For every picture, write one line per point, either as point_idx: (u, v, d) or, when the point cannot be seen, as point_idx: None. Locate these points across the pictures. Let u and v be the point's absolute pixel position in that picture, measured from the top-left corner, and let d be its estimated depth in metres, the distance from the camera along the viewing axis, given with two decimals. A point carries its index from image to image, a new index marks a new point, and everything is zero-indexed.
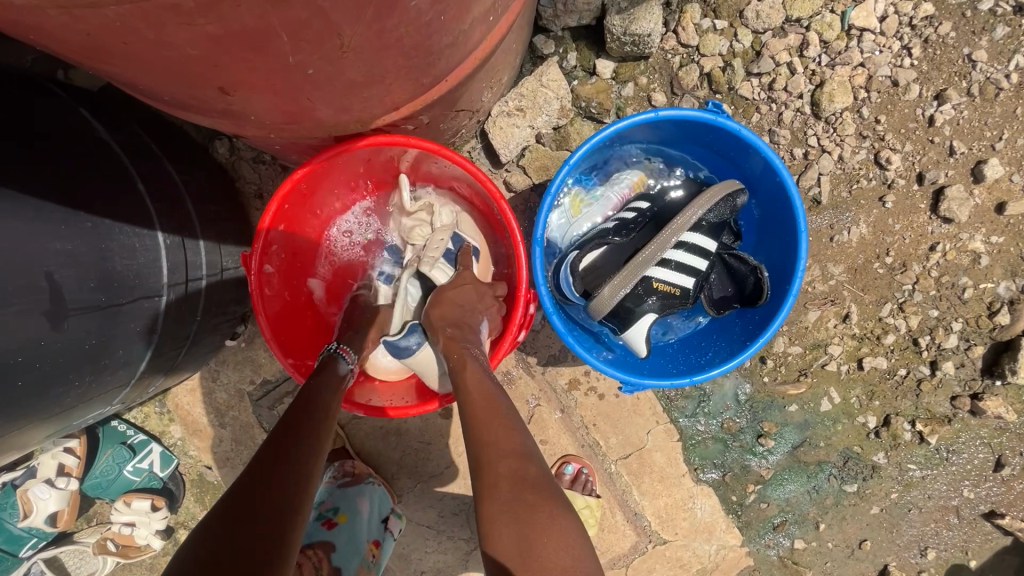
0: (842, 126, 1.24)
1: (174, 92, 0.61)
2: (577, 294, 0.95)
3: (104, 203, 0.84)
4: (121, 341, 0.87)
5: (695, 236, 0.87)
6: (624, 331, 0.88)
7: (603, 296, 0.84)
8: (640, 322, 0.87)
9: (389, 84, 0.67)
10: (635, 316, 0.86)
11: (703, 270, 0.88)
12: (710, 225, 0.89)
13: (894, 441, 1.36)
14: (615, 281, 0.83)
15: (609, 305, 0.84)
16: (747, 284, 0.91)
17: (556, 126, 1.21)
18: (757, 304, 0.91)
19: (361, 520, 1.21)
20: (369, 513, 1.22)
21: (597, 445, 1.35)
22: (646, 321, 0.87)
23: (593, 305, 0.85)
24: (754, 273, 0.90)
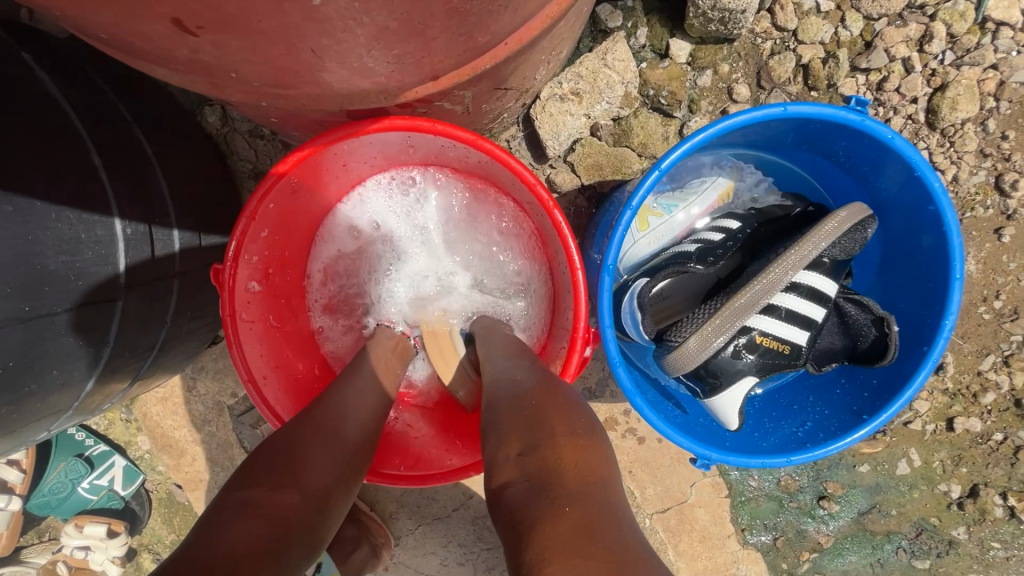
0: (962, 140, 1.02)
1: (112, 29, 0.41)
2: (646, 336, 0.74)
3: (36, 179, 0.63)
4: (57, 357, 0.68)
5: (811, 277, 0.65)
6: (709, 397, 0.67)
7: (689, 349, 0.63)
8: (735, 388, 0.65)
9: (432, 38, 0.47)
10: (727, 379, 0.65)
11: (818, 322, 0.67)
12: (833, 263, 0.67)
13: (979, 515, 1.16)
14: (706, 330, 0.63)
15: (696, 362, 0.63)
16: (866, 339, 0.70)
17: (617, 117, 0.99)
18: (876, 365, 0.70)
19: None
20: None
21: (632, 495, 1.16)
22: (743, 387, 0.65)
23: (673, 359, 0.64)
24: (880, 326, 0.69)
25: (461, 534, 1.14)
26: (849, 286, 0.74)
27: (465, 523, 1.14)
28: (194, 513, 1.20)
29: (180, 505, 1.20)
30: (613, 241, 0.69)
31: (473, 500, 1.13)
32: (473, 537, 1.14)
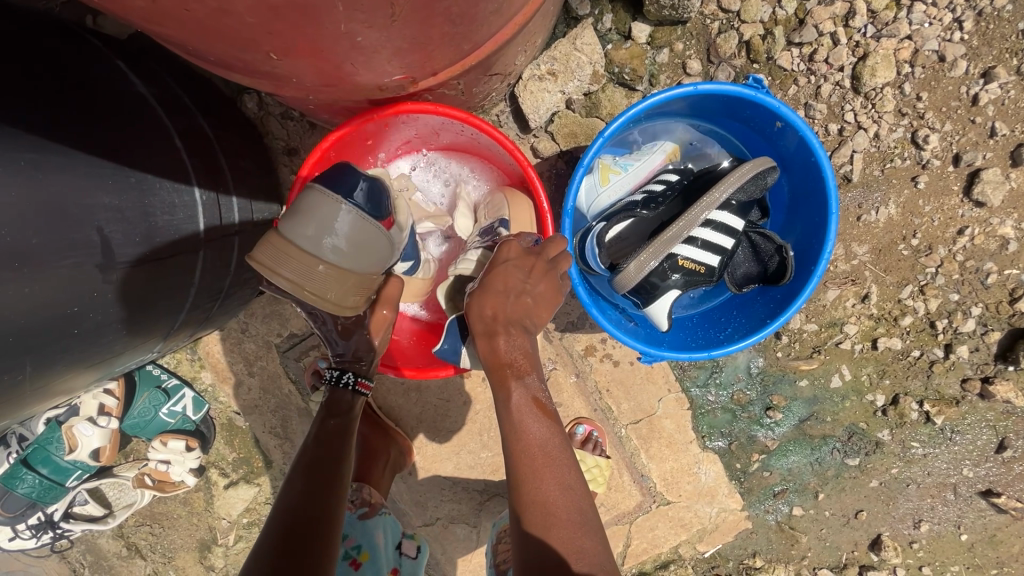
0: (882, 102, 1.20)
1: (222, 56, 0.62)
2: (603, 266, 0.97)
3: (143, 158, 0.85)
4: (164, 293, 0.91)
5: (723, 215, 0.87)
6: (647, 306, 0.91)
7: (629, 272, 0.85)
8: (664, 298, 0.89)
9: (432, 51, 0.68)
10: (658, 292, 0.89)
11: (728, 248, 0.90)
12: (738, 204, 0.89)
13: (900, 420, 1.40)
14: (641, 256, 0.85)
15: (635, 281, 0.86)
16: (772, 262, 0.92)
17: (587, 92, 1.19)
18: (779, 284, 0.92)
19: (380, 553, 1.18)
20: (387, 544, 1.20)
21: (609, 409, 1.40)
22: (669, 297, 0.89)
23: (618, 279, 0.87)
24: (780, 253, 0.91)
25: (470, 443, 1.40)
26: (762, 225, 0.96)
27: (472, 433, 1.40)
28: (251, 433, 1.47)
29: (240, 427, 1.46)
30: (573, 191, 0.90)
31: (479, 415, 1.39)
32: (480, 445, 1.40)
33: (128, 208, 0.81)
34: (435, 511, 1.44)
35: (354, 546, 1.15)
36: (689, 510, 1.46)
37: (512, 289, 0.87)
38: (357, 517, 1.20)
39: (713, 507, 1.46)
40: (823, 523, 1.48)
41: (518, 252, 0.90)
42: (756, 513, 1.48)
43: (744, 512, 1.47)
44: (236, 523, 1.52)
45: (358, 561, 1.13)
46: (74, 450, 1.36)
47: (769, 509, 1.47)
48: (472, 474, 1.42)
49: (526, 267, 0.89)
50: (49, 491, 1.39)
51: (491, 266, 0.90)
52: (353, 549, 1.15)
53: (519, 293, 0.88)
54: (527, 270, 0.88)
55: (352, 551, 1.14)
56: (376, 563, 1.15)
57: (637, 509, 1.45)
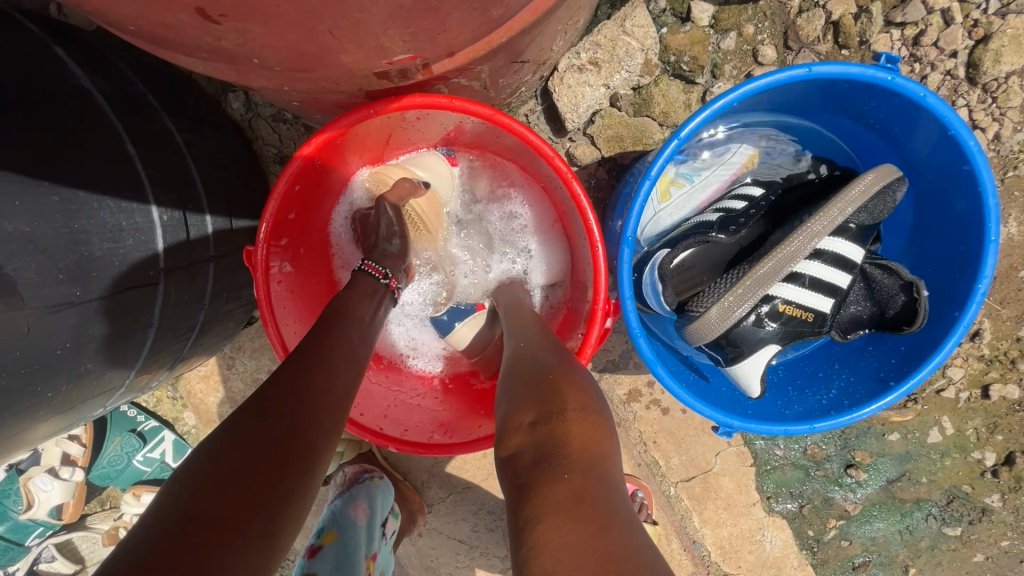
0: (1005, 95, 0.96)
1: (139, 22, 0.42)
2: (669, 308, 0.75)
3: (77, 170, 0.66)
4: (108, 340, 0.71)
5: (837, 244, 0.65)
6: (731, 363, 0.69)
7: (711, 320, 0.64)
8: (758, 354, 0.67)
9: (445, 15, 0.47)
10: (749, 346, 0.66)
11: (844, 289, 0.67)
12: (859, 229, 0.67)
13: (1015, 483, 1.14)
14: (728, 299, 0.63)
15: (718, 332, 0.64)
16: (895, 306, 0.70)
17: (637, 86, 0.97)
18: (907, 332, 0.69)
19: (354, 536, 0.97)
20: (367, 524, 0.99)
21: (656, 464, 1.18)
22: (765, 353, 0.67)
23: (694, 329, 0.65)
24: (908, 291, 0.68)
25: (490, 503, 1.19)
26: (876, 253, 0.74)
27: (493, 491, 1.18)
28: None
29: None
30: (632, 212, 0.69)
31: None
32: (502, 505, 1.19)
33: (47, 235, 0.62)
34: None
35: (319, 532, 0.99)
36: None
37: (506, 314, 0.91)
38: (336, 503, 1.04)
39: None
40: None
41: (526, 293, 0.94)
42: None
43: None
44: None
45: (319, 546, 0.96)
46: (32, 508, 1.17)
47: None
48: (492, 538, 1.20)
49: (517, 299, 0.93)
50: (6, 552, 1.21)
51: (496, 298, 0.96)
52: (317, 535, 0.98)
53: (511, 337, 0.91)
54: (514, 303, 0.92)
55: (316, 537, 0.98)
56: (344, 549, 0.95)
57: None
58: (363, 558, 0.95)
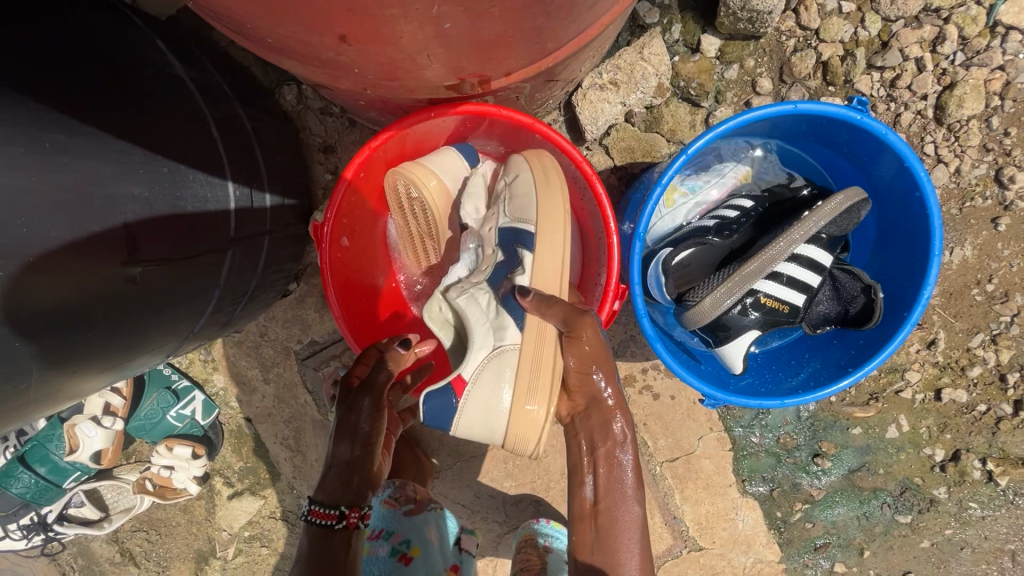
0: (966, 135, 1.11)
1: (283, 40, 0.55)
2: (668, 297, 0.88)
3: (179, 148, 0.78)
4: (189, 295, 0.83)
5: (810, 249, 0.79)
6: (719, 345, 0.83)
7: (705, 307, 0.77)
8: (740, 338, 0.81)
9: (515, 46, 0.60)
10: (734, 330, 0.80)
11: (814, 287, 0.81)
12: (829, 238, 0.81)
13: (960, 477, 1.29)
14: (720, 290, 0.76)
15: (710, 317, 0.77)
16: (855, 305, 0.83)
17: (649, 105, 1.11)
18: (863, 328, 0.83)
19: (433, 550, 1.09)
20: (439, 541, 1.11)
21: (645, 444, 1.31)
22: (746, 337, 0.81)
23: (691, 314, 0.78)
24: (867, 293, 0.82)
25: (493, 472, 1.31)
26: (842, 262, 0.87)
27: (496, 461, 1.31)
28: (261, 443, 1.38)
29: (249, 435, 1.38)
30: (645, 213, 0.82)
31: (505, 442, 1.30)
32: (504, 474, 1.31)
33: (158, 200, 0.73)
34: None
35: (404, 542, 1.07)
36: (722, 559, 1.36)
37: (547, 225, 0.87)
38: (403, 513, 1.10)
39: (749, 556, 1.36)
40: None
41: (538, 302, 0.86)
42: (794, 566, 1.37)
43: (782, 565, 1.37)
44: (237, 536, 1.43)
45: (410, 556, 1.06)
46: (75, 451, 1.28)
47: (808, 563, 1.37)
48: (493, 503, 1.33)
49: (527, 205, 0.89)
50: (45, 492, 1.31)
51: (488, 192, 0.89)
52: (403, 544, 1.07)
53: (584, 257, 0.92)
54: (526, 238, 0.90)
55: (402, 546, 1.07)
56: (429, 559, 1.07)
57: (667, 553, 1.35)
58: (442, 569, 1.08)
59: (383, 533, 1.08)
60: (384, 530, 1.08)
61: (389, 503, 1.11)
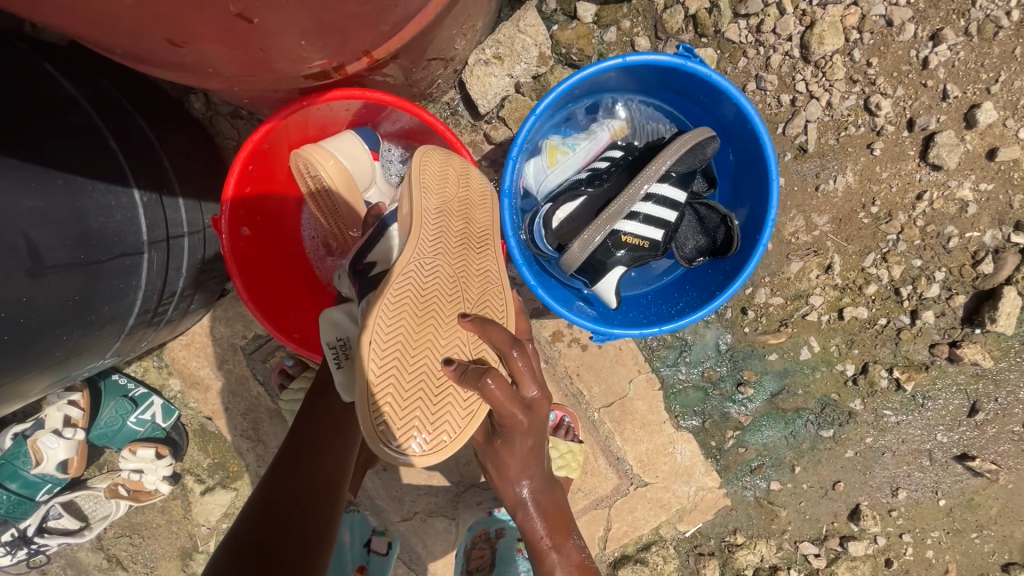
0: (831, 70, 1.20)
1: (125, 48, 0.61)
2: (551, 247, 0.96)
3: (75, 161, 0.84)
4: (106, 296, 0.89)
5: (663, 188, 0.88)
6: (595, 284, 0.93)
7: (574, 252, 0.85)
8: (611, 275, 0.91)
9: (345, 32, 0.66)
10: (605, 268, 0.90)
11: (671, 221, 0.91)
12: (678, 175, 0.90)
13: (871, 388, 1.40)
14: (586, 235, 0.84)
15: (578, 262, 0.86)
16: (719, 234, 0.92)
17: (536, 75, 1.18)
18: (727, 254, 0.91)
19: (344, 549, 1.33)
20: (351, 542, 1.34)
21: (581, 394, 1.40)
22: (616, 274, 0.91)
23: (564, 260, 0.87)
24: (725, 222, 0.91)
25: None
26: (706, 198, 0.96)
27: None
28: (224, 438, 1.46)
29: (212, 432, 1.46)
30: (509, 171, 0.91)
31: None
32: None
33: (56, 210, 0.79)
34: (413, 505, 1.43)
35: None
36: (667, 491, 1.46)
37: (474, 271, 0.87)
38: None
39: (690, 486, 1.46)
40: (802, 496, 1.48)
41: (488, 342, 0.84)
42: (734, 489, 1.48)
43: (722, 489, 1.47)
44: (215, 529, 1.51)
45: None
46: (40, 463, 1.34)
47: (747, 485, 1.47)
48: (447, 465, 1.42)
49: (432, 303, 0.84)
50: (19, 506, 1.37)
51: (384, 289, 0.82)
52: None
53: (498, 380, 0.76)
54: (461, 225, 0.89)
55: None
56: (339, 558, 1.31)
57: (614, 492, 1.45)
58: (350, 567, 1.32)
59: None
60: None
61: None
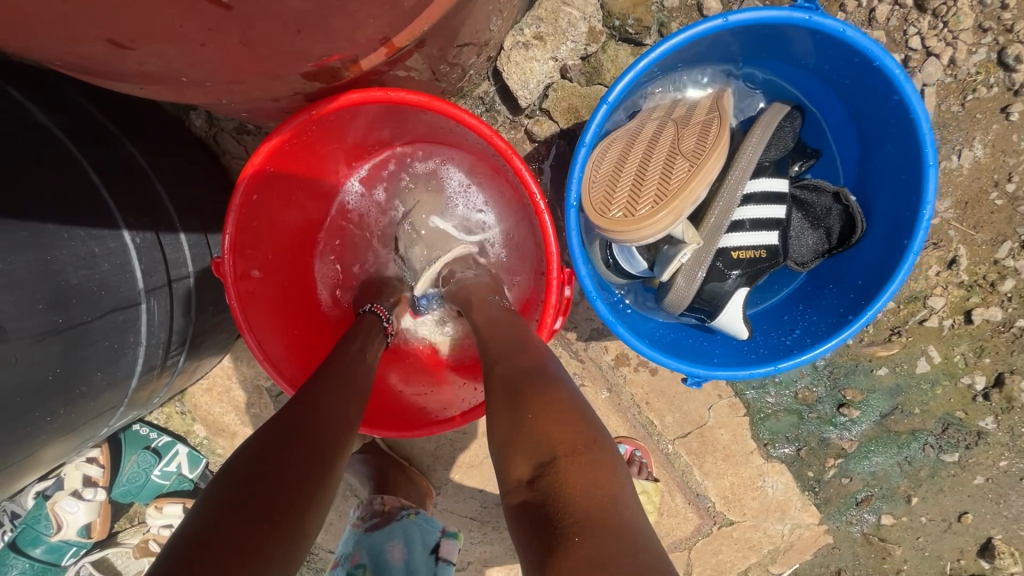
0: (956, 18, 0.97)
1: (63, 56, 0.45)
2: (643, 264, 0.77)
3: (48, 203, 0.69)
4: (96, 361, 0.75)
5: (760, 184, 0.72)
6: (713, 319, 0.75)
7: (680, 287, 0.72)
8: (731, 304, 0.73)
9: (354, 12, 0.48)
10: (722, 297, 0.73)
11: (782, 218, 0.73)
12: (774, 163, 0.74)
13: (1007, 403, 1.15)
14: (687, 266, 0.71)
15: (689, 298, 0.72)
16: (834, 216, 0.80)
17: (585, 55, 0.98)
18: (854, 241, 0.79)
19: (394, 566, 0.94)
20: (404, 553, 0.97)
21: (652, 424, 1.21)
22: (738, 300, 0.74)
23: (669, 300, 0.74)
24: (838, 201, 0.79)
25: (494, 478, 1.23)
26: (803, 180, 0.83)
27: None
28: None
29: None
30: (575, 176, 0.68)
31: None
32: None
33: (22, 270, 0.64)
34: (466, 555, 1.27)
35: (360, 563, 0.96)
36: (757, 530, 1.25)
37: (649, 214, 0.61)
38: (366, 530, 1.02)
39: (785, 523, 1.25)
40: (920, 531, 1.25)
41: (699, 154, 0.64)
42: (836, 525, 1.26)
43: (823, 526, 1.26)
44: None
45: None
46: (61, 530, 1.23)
47: (852, 520, 1.25)
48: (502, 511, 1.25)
49: (678, 161, 0.65)
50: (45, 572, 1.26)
51: (643, 194, 0.64)
52: (359, 567, 0.95)
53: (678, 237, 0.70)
54: (615, 173, 0.67)
55: (358, 569, 0.95)
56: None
57: (695, 533, 1.26)
58: None
59: (344, 557, 0.99)
60: (344, 557, 0.99)
61: (356, 526, 1.05)
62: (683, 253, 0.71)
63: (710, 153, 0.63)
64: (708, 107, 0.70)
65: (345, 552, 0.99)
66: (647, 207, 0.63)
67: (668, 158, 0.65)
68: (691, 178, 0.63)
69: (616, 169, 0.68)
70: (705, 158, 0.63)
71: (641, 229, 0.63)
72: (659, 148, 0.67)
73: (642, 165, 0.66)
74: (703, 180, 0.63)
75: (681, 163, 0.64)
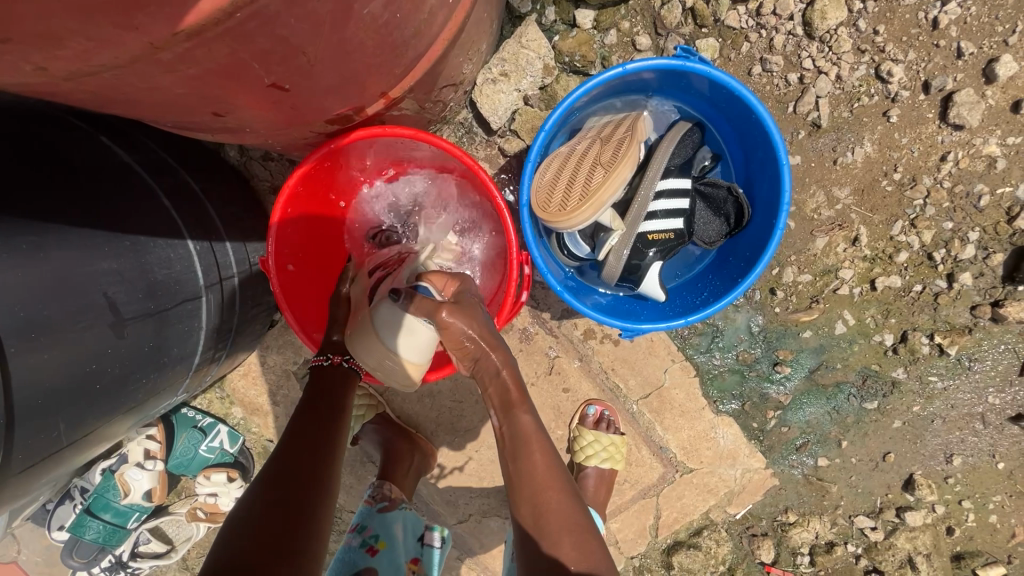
0: (838, 43, 1.20)
1: (177, 122, 0.69)
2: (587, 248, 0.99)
3: (138, 221, 0.93)
4: (174, 340, 0.99)
5: (668, 183, 0.95)
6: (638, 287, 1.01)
7: (611, 263, 0.96)
8: (651, 273, 0.99)
9: (363, 81, 0.72)
10: (642, 269, 0.98)
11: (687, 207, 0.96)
12: (679, 167, 0.97)
13: (913, 356, 1.38)
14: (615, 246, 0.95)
15: (618, 270, 0.96)
16: (729, 204, 1.00)
17: (542, 86, 1.22)
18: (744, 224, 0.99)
19: (398, 542, 1.23)
20: (404, 535, 1.26)
21: (618, 387, 1.43)
22: (655, 271, 0.99)
23: (606, 273, 0.97)
24: (731, 194, 0.99)
25: (488, 439, 1.46)
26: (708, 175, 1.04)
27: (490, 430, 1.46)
28: None
29: None
30: (527, 185, 0.92)
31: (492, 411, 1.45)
32: None
33: (127, 269, 0.88)
34: (468, 507, 1.50)
35: (373, 535, 1.21)
36: (713, 475, 1.48)
37: (576, 210, 0.85)
38: (377, 510, 1.27)
39: (736, 468, 1.47)
40: (851, 470, 1.47)
41: (613, 164, 0.87)
42: (781, 469, 1.48)
43: (769, 470, 1.48)
44: None
45: (376, 547, 1.19)
46: (129, 494, 1.47)
47: (794, 463, 1.48)
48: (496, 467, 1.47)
49: (599, 170, 0.88)
50: (114, 534, 1.50)
51: (573, 196, 0.87)
52: (371, 538, 1.21)
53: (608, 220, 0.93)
54: (555, 180, 0.91)
55: (370, 539, 1.21)
56: (392, 550, 1.21)
57: (661, 481, 1.48)
58: (405, 560, 1.23)
59: (358, 526, 1.24)
60: (357, 526, 1.23)
61: (368, 503, 1.28)
62: (612, 237, 0.95)
63: (621, 164, 0.87)
64: (626, 128, 0.93)
65: (358, 523, 1.23)
66: (577, 204, 0.86)
67: (593, 169, 0.89)
68: (606, 181, 0.86)
69: (557, 178, 0.92)
70: (618, 167, 0.86)
71: (571, 220, 0.86)
72: (587, 161, 0.91)
73: (575, 174, 0.90)
74: (616, 182, 0.86)
75: (601, 171, 0.87)
